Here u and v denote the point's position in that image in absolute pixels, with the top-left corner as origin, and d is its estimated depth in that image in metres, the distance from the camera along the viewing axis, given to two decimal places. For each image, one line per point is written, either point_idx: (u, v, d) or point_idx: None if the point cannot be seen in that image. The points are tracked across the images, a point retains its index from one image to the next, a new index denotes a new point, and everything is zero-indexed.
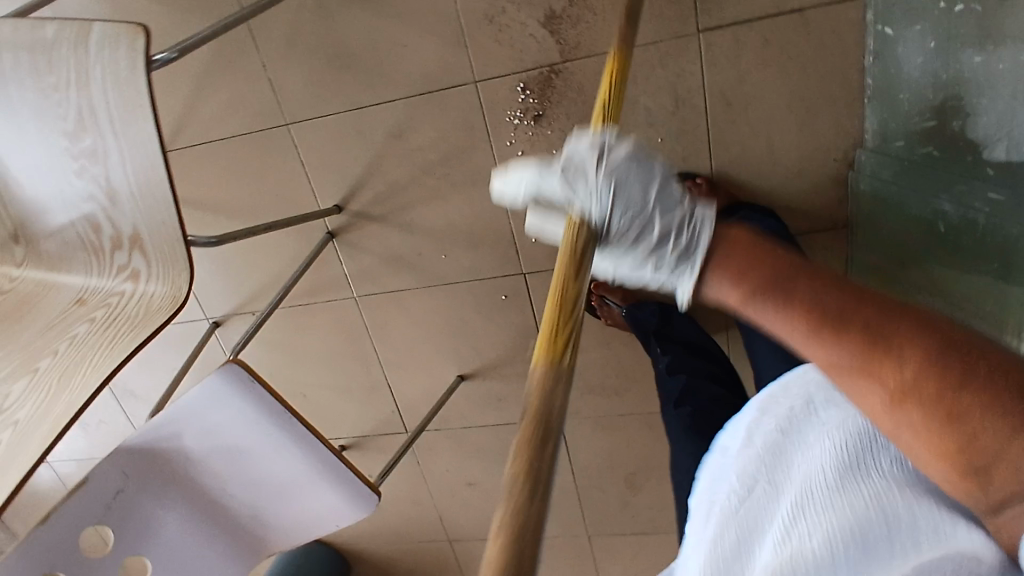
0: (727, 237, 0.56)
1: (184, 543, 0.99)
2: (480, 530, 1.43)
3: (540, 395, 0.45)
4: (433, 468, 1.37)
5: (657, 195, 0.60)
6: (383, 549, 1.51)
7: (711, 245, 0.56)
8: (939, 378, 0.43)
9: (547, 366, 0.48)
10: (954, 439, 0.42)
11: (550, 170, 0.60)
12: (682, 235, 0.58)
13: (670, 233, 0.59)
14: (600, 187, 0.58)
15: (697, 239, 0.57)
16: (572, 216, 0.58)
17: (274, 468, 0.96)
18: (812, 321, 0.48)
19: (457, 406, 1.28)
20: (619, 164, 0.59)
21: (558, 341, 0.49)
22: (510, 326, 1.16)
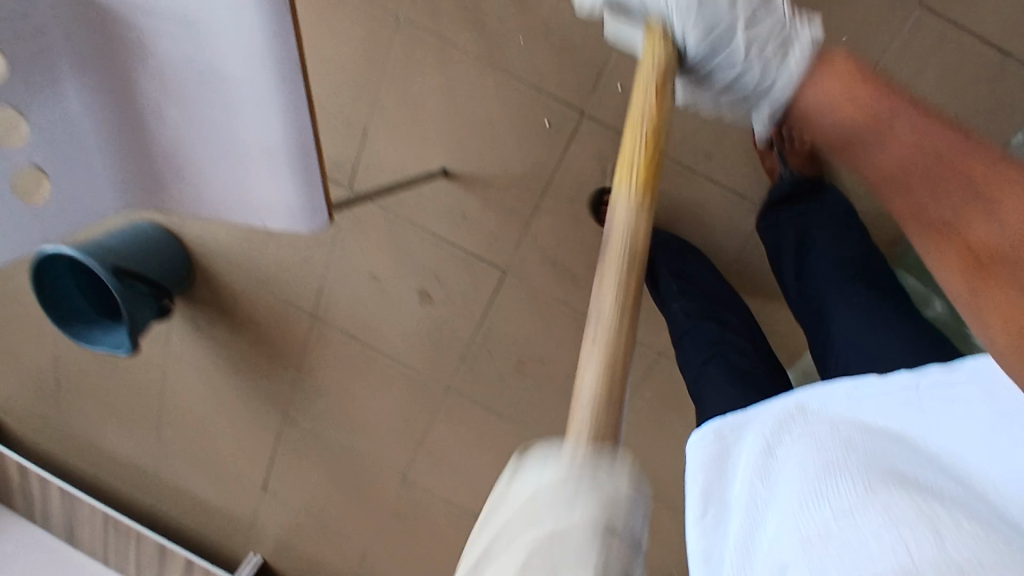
0: (826, 58, 0.63)
1: (81, 123, 0.78)
2: (350, 323, 1.33)
3: (626, 227, 0.48)
4: (347, 241, 1.23)
5: (750, 7, 0.65)
6: (238, 287, 1.35)
7: (802, 74, 0.64)
8: (939, 169, 0.53)
9: (629, 199, 0.50)
10: (941, 199, 0.52)
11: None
12: (770, 61, 0.65)
13: (766, 54, 0.65)
14: (682, 19, 0.63)
15: (784, 53, 0.65)
16: (654, 29, 0.63)
17: (237, 126, 0.79)
18: (926, 215, 0.53)
19: (416, 197, 1.15)
20: None
21: (636, 162, 0.52)
22: (529, 155, 1.06)
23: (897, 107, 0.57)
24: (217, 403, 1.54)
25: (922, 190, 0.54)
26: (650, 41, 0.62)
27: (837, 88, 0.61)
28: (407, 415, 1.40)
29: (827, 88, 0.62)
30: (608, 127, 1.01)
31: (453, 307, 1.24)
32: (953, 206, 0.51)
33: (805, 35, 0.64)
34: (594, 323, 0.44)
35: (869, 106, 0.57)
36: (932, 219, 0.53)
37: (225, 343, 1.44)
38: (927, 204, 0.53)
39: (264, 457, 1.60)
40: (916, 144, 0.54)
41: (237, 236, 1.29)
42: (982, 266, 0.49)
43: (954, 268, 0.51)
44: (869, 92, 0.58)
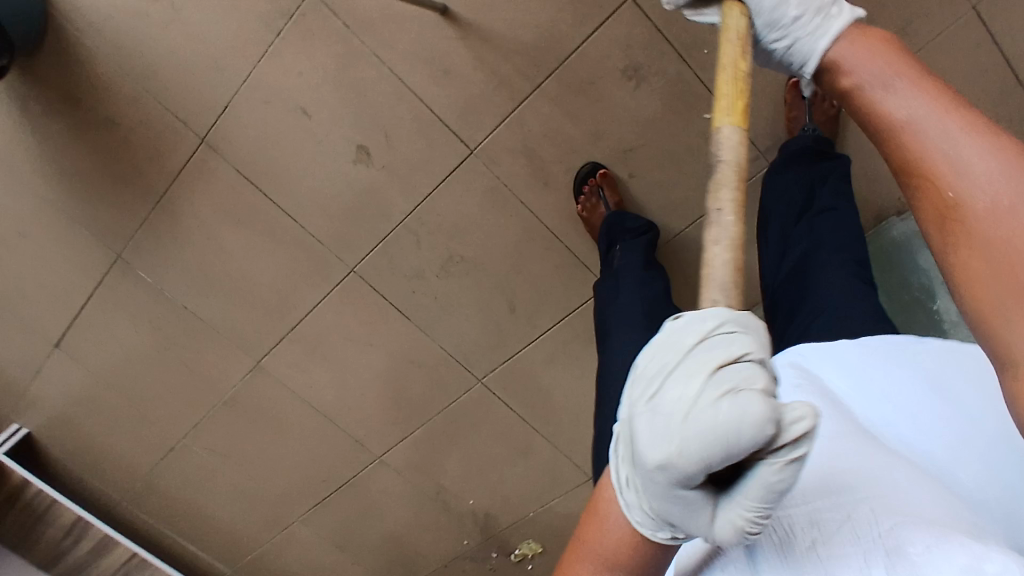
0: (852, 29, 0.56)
1: None
2: (251, 163, 1.07)
3: (732, 146, 0.51)
4: (284, 57, 0.98)
5: None
6: (107, 74, 1.02)
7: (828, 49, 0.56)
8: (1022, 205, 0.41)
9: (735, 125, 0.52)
10: (945, 229, 0.45)
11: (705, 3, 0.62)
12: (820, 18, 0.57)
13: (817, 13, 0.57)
14: None
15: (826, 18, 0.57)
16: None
17: None
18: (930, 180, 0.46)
19: (395, 29, 0.94)
20: None
21: (728, 93, 0.53)
22: (552, 22, 0.91)
23: (907, 72, 0.50)
24: (22, 222, 1.17)
25: (969, 161, 0.44)
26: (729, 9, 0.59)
27: (862, 56, 0.53)
28: (288, 289, 1.18)
29: (854, 53, 0.54)
30: (650, 22, 0.90)
31: (392, 176, 1.05)
32: (958, 165, 0.44)
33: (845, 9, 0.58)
34: (716, 227, 0.48)
35: (886, 68, 0.50)
36: (917, 169, 0.46)
37: (63, 145, 1.10)
38: (968, 175, 0.44)
39: (70, 307, 1.26)
40: (925, 115, 0.47)
41: (131, 5, 0.98)
42: (952, 220, 0.44)
43: (930, 223, 0.46)
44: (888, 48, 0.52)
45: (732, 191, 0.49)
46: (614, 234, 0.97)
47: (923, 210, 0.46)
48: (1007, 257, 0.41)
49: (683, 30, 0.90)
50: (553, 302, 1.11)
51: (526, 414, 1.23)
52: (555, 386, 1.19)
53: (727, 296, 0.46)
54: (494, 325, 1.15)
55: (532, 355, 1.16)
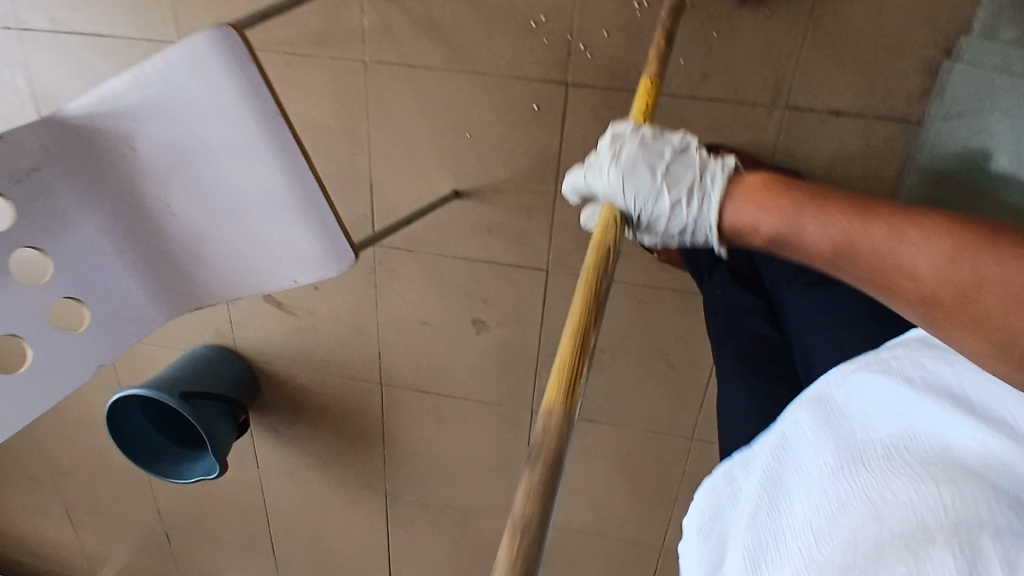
0: (739, 180, 0.67)
1: (98, 246, 0.81)
2: (417, 377, 1.30)
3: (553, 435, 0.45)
4: (387, 295, 1.22)
5: (664, 172, 0.68)
6: (301, 380, 1.36)
7: (720, 200, 0.66)
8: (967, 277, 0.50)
9: (561, 413, 0.47)
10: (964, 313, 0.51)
11: (595, 166, 0.70)
12: (693, 203, 0.67)
13: (681, 198, 0.67)
14: (629, 190, 0.68)
15: (705, 194, 0.67)
16: (611, 205, 0.69)
17: (237, 185, 0.79)
18: (884, 287, 0.56)
19: (437, 226, 1.13)
20: (628, 155, 0.68)
21: (564, 366, 0.50)
22: (531, 142, 1.03)
23: (803, 208, 0.60)
24: (322, 505, 1.53)
25: (927, 263, 0.53)
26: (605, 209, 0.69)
27: (748, 203, 0.64)
28: (501, 452, 1.35)
29: (740, 214, 0.65)
30: (597, 87, 0.97)
31: (508, 325, 1.20)
32: (933, 265, 0.52)
33: (723, 167, 0.68)
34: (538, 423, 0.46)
35: (787, 217, 0.60)
36: (873, 276, 0.56)
37: (308, 439, 1.44)
38: (919, 266, 0.53)
39: (380, 545, 1.56)
40: (831, 224, 0.58)
41: (284, 328, 1.29)
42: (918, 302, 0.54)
43: (901, 300, 0.55)
44: (757, 177, 0.66)
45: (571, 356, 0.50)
46: (697, 271, 1.00)
47: (881, 287, 0.56)
48: (946, 291, 0.52)
49: (626, 72, 0.95)
50: (700, 339, 1.13)
51: None
52: None
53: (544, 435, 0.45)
54: (666, 389, 1.19)
55: (716, 393, 1.17)
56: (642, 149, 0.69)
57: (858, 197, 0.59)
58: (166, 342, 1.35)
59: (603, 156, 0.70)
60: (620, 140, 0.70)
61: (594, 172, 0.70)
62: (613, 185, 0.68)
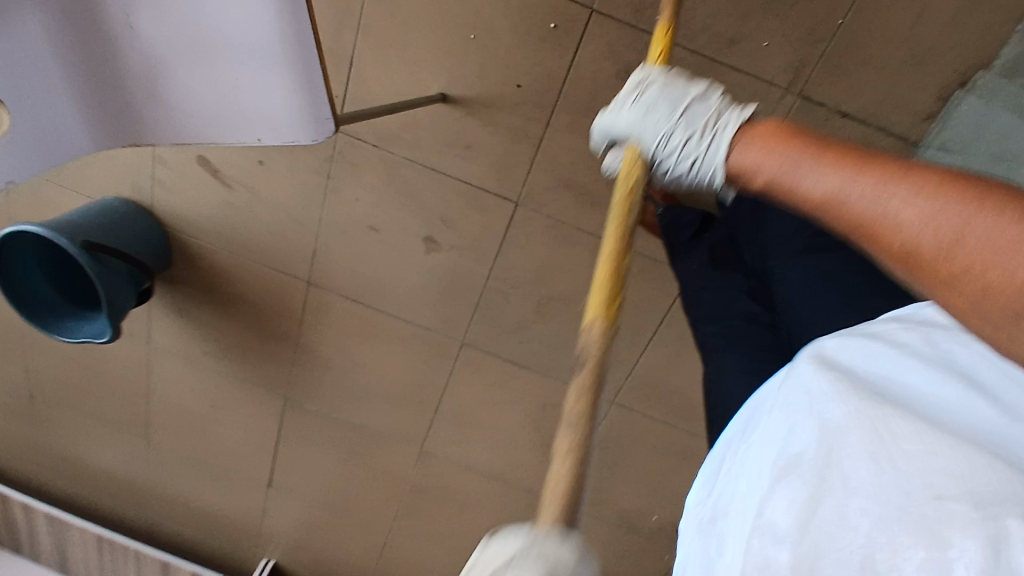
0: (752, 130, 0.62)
1: (36, 45, 0.66)
2: (350, 285, 1.22)
3: (572, 435, 0.48)
4: (339, 190, 1.12)
5: (686, 110, 0.66)
6: (221, 261, 1.24)
7: (732, 141, 0.64)
8: (953, 226, 0.44)
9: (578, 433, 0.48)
10: (951, 270, 0.44)
11: (616, 106, 0.69)
12: (704, 140, 0.65)
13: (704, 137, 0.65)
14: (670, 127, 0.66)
15: (717, 133, 0.65)
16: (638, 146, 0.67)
17: (219, 20, 0.66)
18: (895, 250, 0.48)
19: (412, 129, 1.05)
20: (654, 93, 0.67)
21: (609, 299, 0.55)
22: (537, 63, 0.96)
23: (803, 154, 0.54)
24: (213, 397, 1.43)
25: (920, 207, 0.46)
26: (630, 154, 0.67)
27: (759, 159, 0.59)
28: (420, 379, 1.31)
29: (748, 156, 0.60)
30: (621, 22, 0.92)
31: (462, 252, 1.14)
32: (929, 213, 0.45)
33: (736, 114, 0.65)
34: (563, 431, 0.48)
35: (788, 159, 0.55)
36: (861, 222, 0.49)
37: (214, 326, 1.33)
38: (919, 219, 0.46)
39: (268, 449, 1.49)
40: (835, 182, 0.51)
41: (215, 200, 1.17)
42: (914, 263, 0.47)
43: (890, 253, 0.48)
44: (760, 129, 0.61)
45: (581, 402, 0.49)
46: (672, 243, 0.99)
47: (892, 260, 0.49)
48: (932, 240, 0.45)
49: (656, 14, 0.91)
50: (650, 307, 1.13)
51: (671, 419, 1.24)
52: (686, 382, 1.19)
53: (565, 508, 0.45)
54: None
55: (652, 362, 1.18)
56: (665, 87, 0.68)
57: (851, 147, 0.53)
58: (71, 184, 1.19)
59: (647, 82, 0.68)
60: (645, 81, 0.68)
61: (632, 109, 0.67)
62: (631, 121, 0.67)
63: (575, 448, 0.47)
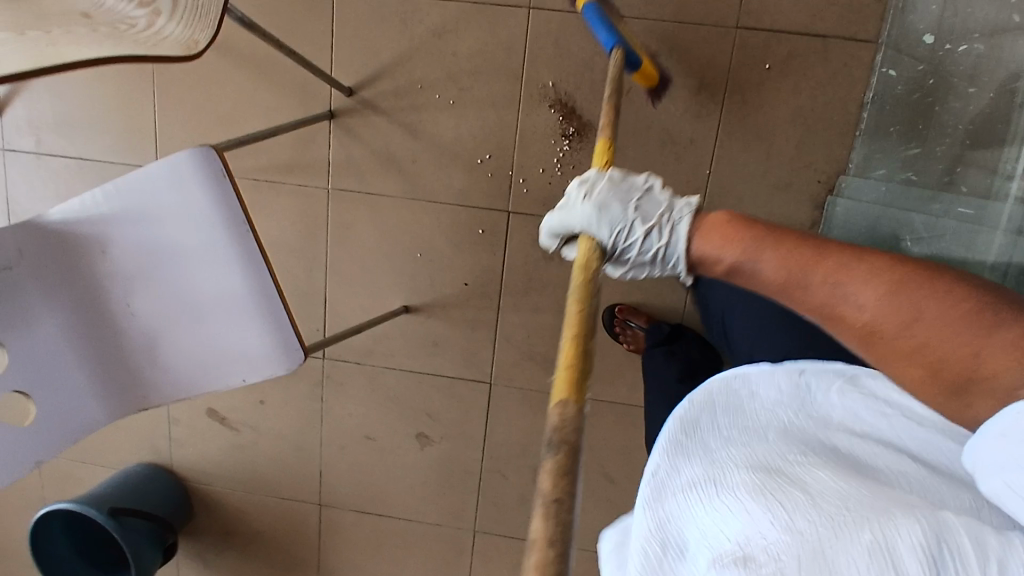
0: (707, 217, 0.65)
1: (61, 343, 0.85)
2: (358, 498, 1.28)
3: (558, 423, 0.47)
4: (333, 410, 1.24)
5: (635, 206, 0.67)
6: (237, 503, 1.32)
7: (688, 234, 0.65)
8: (931, 323, 0.53)
9: (571, 413, 0.48)
10: (923, 368, 0.53)
11: (569, 204, 0.68)
12: (663, 231, 0.66)
13: (653, 226, 0.66)
14: (619, 223, 0.67)
15: (673, 225, 0.66)
16: (591, 236, 0.66)
17: (195, 288, 0.85)
18: (852, 334, 0.57)
19: (386, 341, 1.19)
20: (601, 189, 0.67)
21: (562, 379, 0.51)
22: (476, 263, 1.13)
23: (765, 242, 0.60)
24: None
25: (902, 309, 0.54)
26: (583, 242, 0.66)
27: (721, 241, 0.62)
28: None
29: (709, 246, 0.63)
30: (535, 215, 1.10)
31: (453, 440, 1.23)
32: (885, 309, 0.54)
33: (685, 205, 0.67)
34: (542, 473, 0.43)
35: (745, 250, 0.60)
36: (821, 307, 0.57)
37: (238, 569, 1.37)
38: (868, 306, 0.55)
39: None
40: (794, 265, 0.58)
41: (225, 445, 1.28)
42: (871, 339, 0.56)
43: (847, 335, 0.57)
44: (719, 216, 0.64)
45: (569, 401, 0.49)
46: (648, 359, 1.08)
47: (842, 331, 0.58)
48: (916, 340, 0.53)
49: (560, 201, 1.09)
50: (638, 452, 1.18)
51: None
52: None
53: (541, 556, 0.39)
54: (608, 504, 1.21)
55: None
56: (611, 184, 0.68)
57: (807, 236, 0.60)
58: (99, 459, 1.32)
59: (592, 181, 0.68)
60: (593, 177, 0.69)
61: (567, 207, 0.68)
62: (588, 221, 0.66)
63: (554, 482, 0.43)
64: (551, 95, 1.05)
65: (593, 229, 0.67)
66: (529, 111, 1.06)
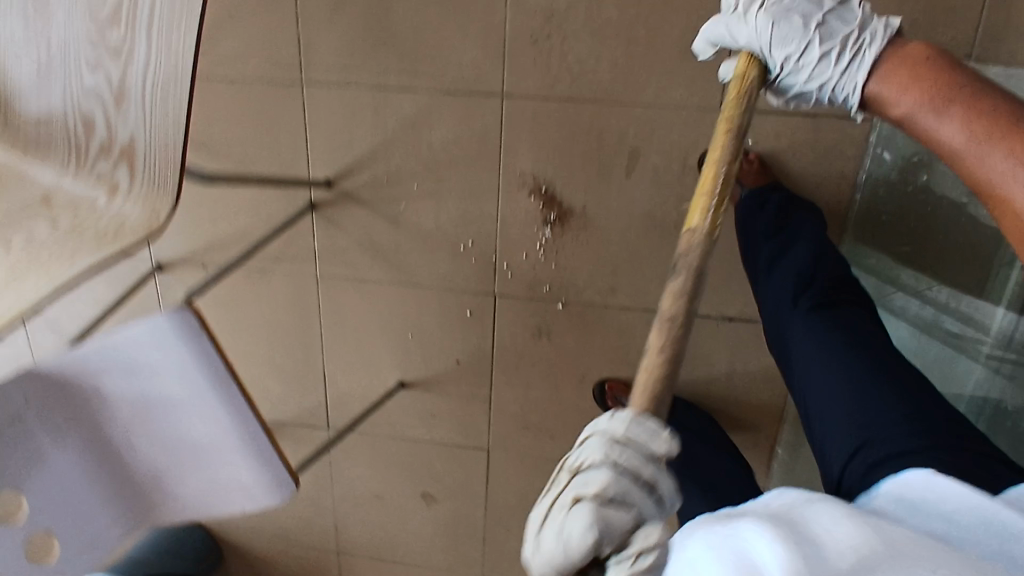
0: (909, 49, 0.59)
1: (76, 477, 0.88)
2: (371, 546, 1.36)
3: (654, 370, 0.56)
4: (342, 472, 1.29)
5: (835, 11, 0.64)
6: (261, 551, 1.41)
7: (879, 64, 0.60)
8: None
9: (702, 243, 0.58)
10: None
11: (742, 13, 0.65)
12: (846, 54, 0.61)
13: (839, 50, 0.62)
14: (794, 40, 0.63)
15: (861, 49, 0.61)
16: (751, 55, 0.65)
17: (187, 431, 0.89)
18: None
19: (385, 412, 1.23)
20: (770, 5, 0.64)
21: (709, 221, 0.58)
22: (467, 341, 1.14)
23: (958, 93, 0.52)
24: None
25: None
26: (743, 61, 0.65)
27: (900, 91, 0.57)
28: None
29: (888, 89, 0.58)
30: (522, 297, 1.10)
31: (457, 497, 1.28)
32: None
33: (885, 23, 0.61)
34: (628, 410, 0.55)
35: (921, 98, 0.54)
36: (971, 184, 0.50)
37: None
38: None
39: None
40: (960, 141, 0.51)
41: None
42: (1019, 252, 0.48)
43: (1022, 231, 0.47)
44: (918, 50, 0.58)
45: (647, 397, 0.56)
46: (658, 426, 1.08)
47: (988, 204, 0.50)
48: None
49: (545, 284, 1.08)
50: None
51: None
52: None
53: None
54: None
55: None
56: None
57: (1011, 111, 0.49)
58: None
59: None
60: None
61: (733, 20, 0.66)
62: (757, 36, 0.64)
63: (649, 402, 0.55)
64: (531, 184, 1.02)
65: (760, 47, 0.65)
66: (510, 199, 1.03)
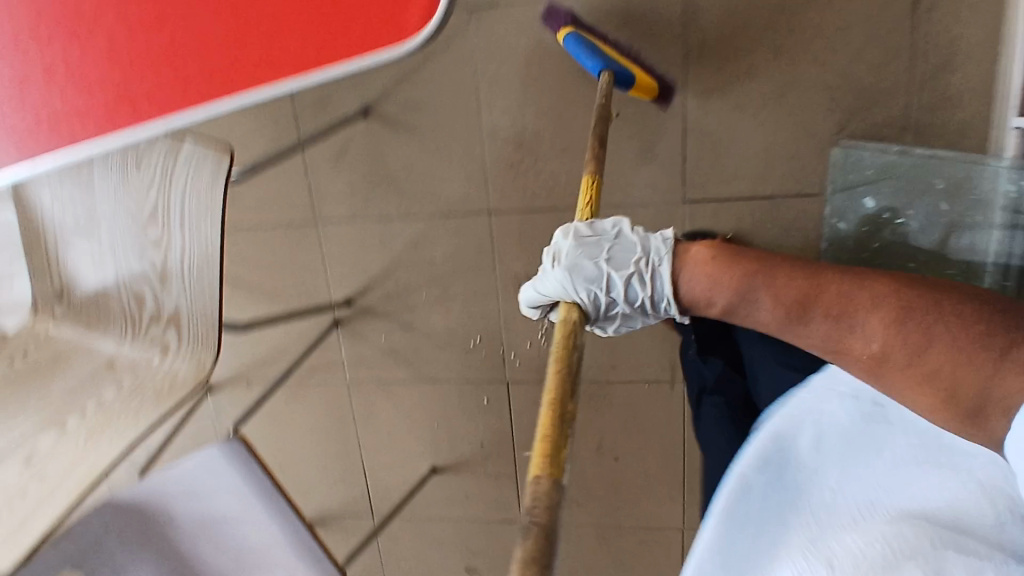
0: (684, 249, 0.71)
1: None
2: None
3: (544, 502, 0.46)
4: (391, 554, 1.40)
5: (608, 256, 0.70)
6: None
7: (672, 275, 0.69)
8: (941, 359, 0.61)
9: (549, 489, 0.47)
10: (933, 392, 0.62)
11: (544, 269, 0.71)
12: (645, 281, 0.70)
13: (639, 281, 0.70)
14: (590, 280, 0.69)
15: (655, 270, 0.69)
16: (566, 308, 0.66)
17: (247, 545, 0.97)
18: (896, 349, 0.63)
19: (423, 496, 1.34)
20: (569, 252, 0.70)
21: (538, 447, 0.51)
22: (487, 426, 1.25)
23: (762, 275, 0.67)
24: None
25: (896, 348, 0.63)
26: (562, 308, 0.67)
27: (713, 272, 0.68)
28: None
29: (700, 278, 0.69)
30: (530, 382, 1.19)
31: (498, 568, 1.37)
32: (886, 341, 0.63)
33: (662, 241, 0.71)
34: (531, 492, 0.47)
35: (744, 281, 0.67)
36: (826, 340, 0.66)
37: None
38: (867, 341, 0.64)
39: None
40: (796, 315, 0.66)
41: None
42: (877, 369, 0.64)
43: (854, 366, 0.66)
44: (699, 248, 0.71)
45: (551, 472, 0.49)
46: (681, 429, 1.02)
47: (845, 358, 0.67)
48: (910, 375, 0.63)
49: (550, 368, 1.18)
50: (664, 563, 1.29)
51: None
52: None
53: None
54: None
55: None
56: (580, 245, 0.71)
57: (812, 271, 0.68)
58: None
59: (558, 252, 0.71)
60: (588, 239, 0.71)
61: (541, 277, 0.72)
62: (558, 288, 0.69)
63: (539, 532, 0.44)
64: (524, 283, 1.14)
65: (567, 297, 0.69)
66: (507, 298, 1.15)
